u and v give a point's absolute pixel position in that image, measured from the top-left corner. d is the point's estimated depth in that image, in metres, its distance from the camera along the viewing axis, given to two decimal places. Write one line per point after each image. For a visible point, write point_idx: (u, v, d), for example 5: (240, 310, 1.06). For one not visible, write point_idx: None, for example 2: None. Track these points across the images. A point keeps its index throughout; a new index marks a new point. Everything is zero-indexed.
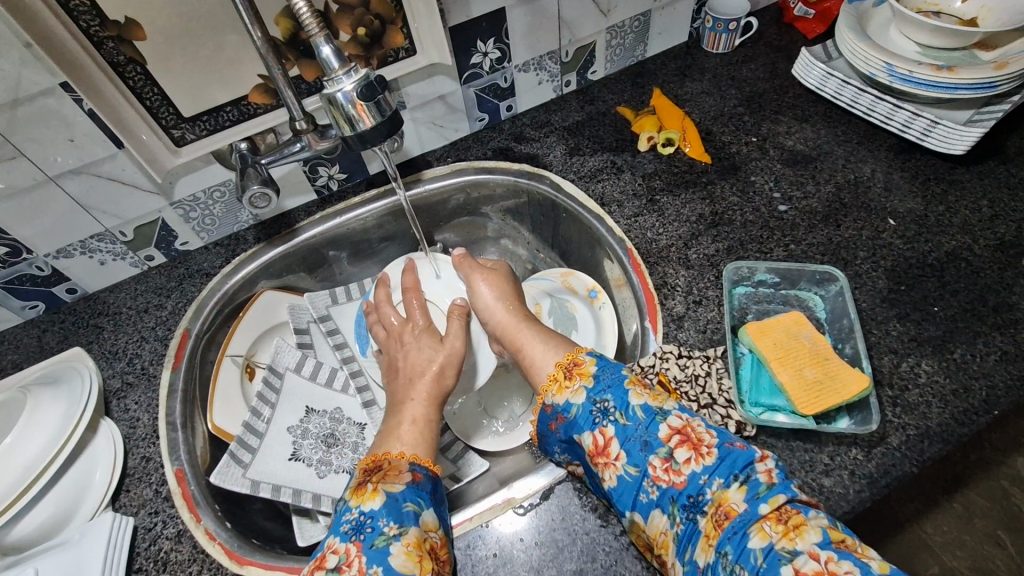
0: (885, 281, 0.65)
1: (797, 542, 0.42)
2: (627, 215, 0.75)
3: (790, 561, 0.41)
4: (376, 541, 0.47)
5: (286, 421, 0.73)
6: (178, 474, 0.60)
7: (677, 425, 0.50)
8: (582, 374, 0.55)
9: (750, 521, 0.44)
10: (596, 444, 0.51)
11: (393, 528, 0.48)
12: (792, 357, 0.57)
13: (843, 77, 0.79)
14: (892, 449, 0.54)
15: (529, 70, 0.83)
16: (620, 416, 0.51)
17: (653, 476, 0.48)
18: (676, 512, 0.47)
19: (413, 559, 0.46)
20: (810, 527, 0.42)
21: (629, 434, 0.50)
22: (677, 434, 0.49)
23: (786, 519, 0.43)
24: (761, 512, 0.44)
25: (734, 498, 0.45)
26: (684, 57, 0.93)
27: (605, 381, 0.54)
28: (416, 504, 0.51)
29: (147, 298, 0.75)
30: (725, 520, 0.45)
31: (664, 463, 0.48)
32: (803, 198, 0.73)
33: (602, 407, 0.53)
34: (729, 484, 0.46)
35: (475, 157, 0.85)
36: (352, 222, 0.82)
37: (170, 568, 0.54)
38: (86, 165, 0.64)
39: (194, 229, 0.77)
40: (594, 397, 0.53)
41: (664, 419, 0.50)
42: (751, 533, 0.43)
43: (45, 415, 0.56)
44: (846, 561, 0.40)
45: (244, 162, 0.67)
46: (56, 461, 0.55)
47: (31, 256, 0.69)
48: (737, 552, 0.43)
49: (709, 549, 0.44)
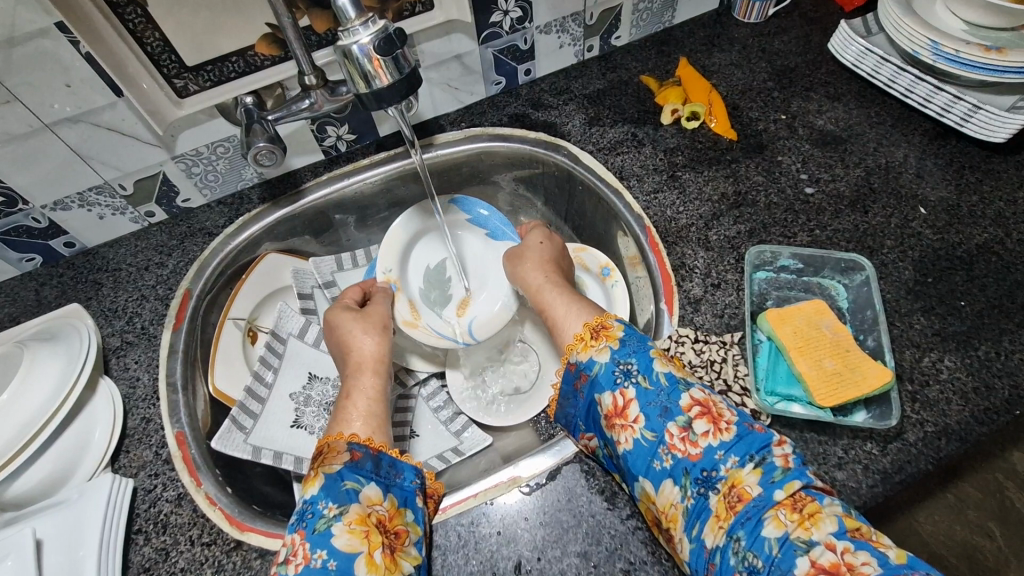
0: (911, 272, 0.63)
1: (813, 532, 0.40)
2: (646, 191, 0.72)
3: (806, 552, 0.40)
4: (317, 525, 0.45)
5: (289, 388, 0.72)
6: (179, 437, 0.59)
7: (699, 397, 0.48)
8: (609, 336, 0.52)
9: (764, 506, 0.42)
10: (615, 406, 0.49)
11: (333, 509, 0.46)
12: (812, 347, 0.56)
13: (882, 54, 0.74)
14: (908, 445, 0.53)
15: (550, 32, 0.79)
16: (642, 380, 0.49)
17: (669, 445, 0.46)
18: (688, 485, 0.45)
19: (358, 538, 0.45)
20: (826, 516, 0.41)
21: (650, 399, 0.48)
22: (698, 406, 0.47)
23: (801, 508, 0.42)
24: (775, 497, 0.42)
25: (748, 479, 0.44)
26: (713, 26, 0.88)
27: (631, 345, 0.51)
28: (356, 481, 0.48)
29: (148, 256, 0.73)
30: (738, 503, 0.43)
31: (682, 433, 0.46)
32: (830, 180, 0.70)
33: (625, 368, 0.50)
34: (744, 463, 0.44)
35: (490, 123, 0.81)
36: (359, 185, 0.79)
37: (170, 530, 0.53)
38: (83, 113, 0.61)
39: (197, 185, 0.74)
40: (618, 358, 0.51)
41: (686, 389, 0.48)
42: (765, 520, 0.42)
43: (45, 371, 0.55)
44: (863, 551, 0.39)
45: (250, 118, 0.64)
46: (56, 417, 0.54)
47: (28, 206, 0.66)
48: (750, 539, 0.41)
49: (718, 530, 0.43)
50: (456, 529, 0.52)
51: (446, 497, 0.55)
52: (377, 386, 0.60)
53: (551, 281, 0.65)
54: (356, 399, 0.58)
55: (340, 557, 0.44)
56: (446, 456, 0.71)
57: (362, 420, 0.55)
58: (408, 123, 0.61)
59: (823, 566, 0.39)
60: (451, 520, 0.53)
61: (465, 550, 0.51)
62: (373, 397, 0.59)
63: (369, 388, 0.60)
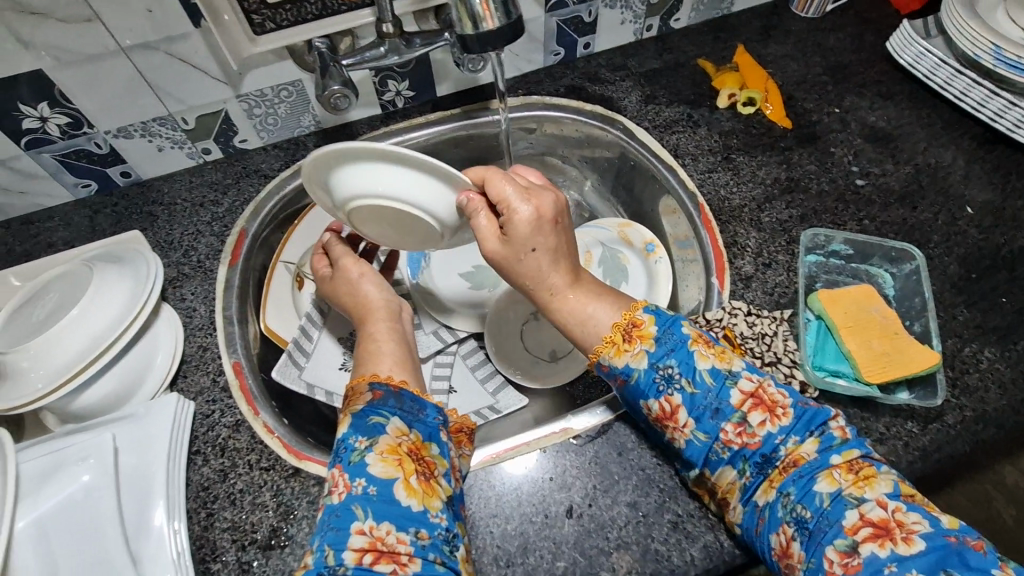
0: (956, 267, 0.65)
1: (866, 491, 0.43)
2: (700, 170, 0.73)
3: (856, 506, 0.42)
4: (351, 458, 0.47)
5: (338, 332, 0.71)
6: (236, 367, 0.60)
7: (749, 389, 0.48)
8: (643, 337, 0.51)
9: (818, 468, 0.45)
10: (663, 411, 0.50)
11: (364, 442, 0.48)
12: (861, 328, 0.57)
13: (941, 56, 0.76)
14: (947, 427, 0.55)
15: (615, 7, 0.80)
16: (686, 384, 0.49)
17: (724, 440, 0.48)
18: (746, 467, 0.47)
19: (391, 465, 0.46)
20: (880, 479, 0.44)
21: (697, 403, 0.49)
22: (750, 398, 0.48)
23: (857, 470, 0.44)
24: (831, 461, 0.45)
25: (807, 449, 0.46)
26: (770, 17, 0.89)
27: (667, 344, 0.51)
28: (382, 415, 0.50)
29: (203, 193, 0.74)
30: (795, 468, 0.46)
31: (737, 427, 0.48)
32: (880, 175, 0.72)
33: (666, 373, 0.50)
34: (803, 439, 0.46)
35: (546, 92, 0.82)
36: (413, 142, 0.80)
37: (228, 454, 0.55)
38: (160, 40, 0.61)
39: (256, 126, 0.74)
40: (658, 362, 0.50)
41: (734, 383, 0.49)
42: (818, 478, 0.44)
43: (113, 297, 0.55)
44: (914, 511, 0.41)
45: (323, 61, 0.64)
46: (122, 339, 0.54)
47: (91, 131, 0.67)
48: (801, 494, 0.44)
49: (770, 490, 0.46)
50: (509, 474, 0.54)
51: (500, 442, 0.56)
52: (393, 333, 0.62)
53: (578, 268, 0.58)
54: (373, 344, 0.60)
55: (378, 483, 0.46)
56: (483, 412, 0.73)
57: (387, 359, 0.57)
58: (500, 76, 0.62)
59: (872, 519, 0.41)
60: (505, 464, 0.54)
61: (518, 493, 0.53)
62: (391, 339, 0.61)
63: (382, 333, 0.61)
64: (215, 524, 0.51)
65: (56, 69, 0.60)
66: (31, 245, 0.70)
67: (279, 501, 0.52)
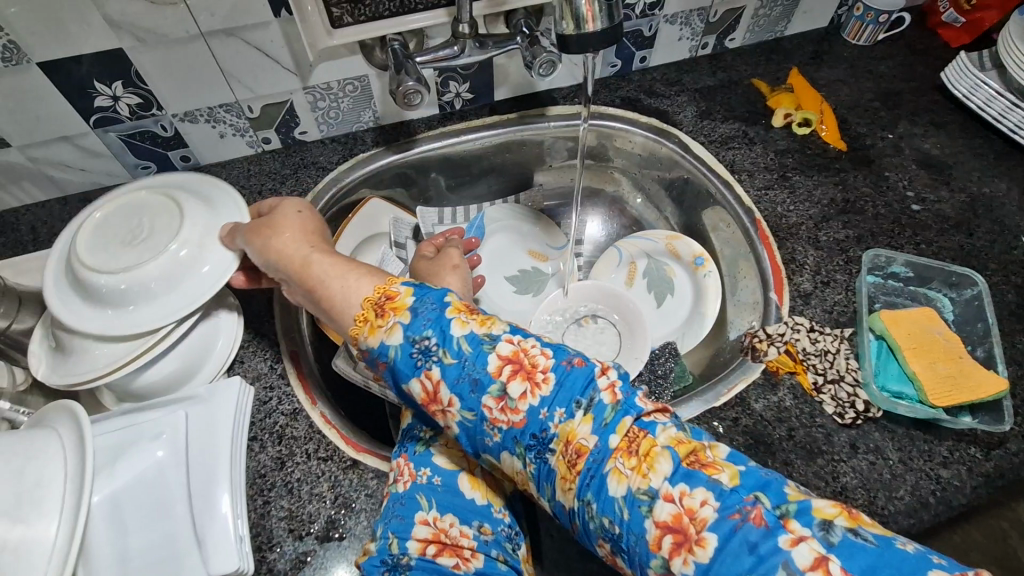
0: (1014, 296, 0.65)
1: (651, 479, 0.38)
2: (757, 186, 0.74)
3: (648, 507, 0.38)
4: (416, 448, 0.50)
5: None
6: (293, 353, 0.60)
7: (507, 352, 0.42)
8: (396, 308, 0.44)
9: (602, 459, 0.39)
10: (426, 392, 0.42)
11: (428, 432, 0.51)
12: (925, 350, 0.57)
13: (996, 89, 0.77)
14: (1011, 454, 0.55)
15: (675, 23, 0.82)
16: (443, 356, 0.42)
17: (490, 420, 0.41)
18: (523, 454, 0.41)
19: (456, 456, 0.50)
20: (659, 453, 0.39)
21: (457, 376, 0.41)
22: (508, 364, 0.41)
23: (636, 450, 0.40)
24: (611, 444, 0.40)
25: (580, 431, 0.40)
26: (822, 42, 0.91)
27: (424, 315, 0.43)
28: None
29: (261, 181, 0.74)
30: (577, 460, 0.40)
31: (499, 403, 0.41)
32: (935, 201, 0.73)
33: (424, 346, 0.42)
34: (571, 414, 0.40)
35: (602, 102, 0.83)
36: (467, 146, 0.81)
37: (286, 442, 0.54)
38: (240, 27, 0.62)
39: (317, 119, 0.75)
40: (411, 335, 0.42)
41: (493, 347, 0.42)
42: (607, 477, 0.39)
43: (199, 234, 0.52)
44: (699, 491, 0.37)
45: (397, 57, 0.65)
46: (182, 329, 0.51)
47: (160, 113, 0.67)
48: (599, 502, 0.39)
49: (569, 494, 0.40)
50: None
51: None
52: None
53: None
54: None
55: (442, 473, 0.49)
56: None
57: None
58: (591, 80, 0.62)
59: (665, 522, 0.37)
60: None
61: None
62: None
63: None
64: (272, 512, 0.50)
65: (136, 49, 0.60)
66: None
67: (337, 492, 0.52)
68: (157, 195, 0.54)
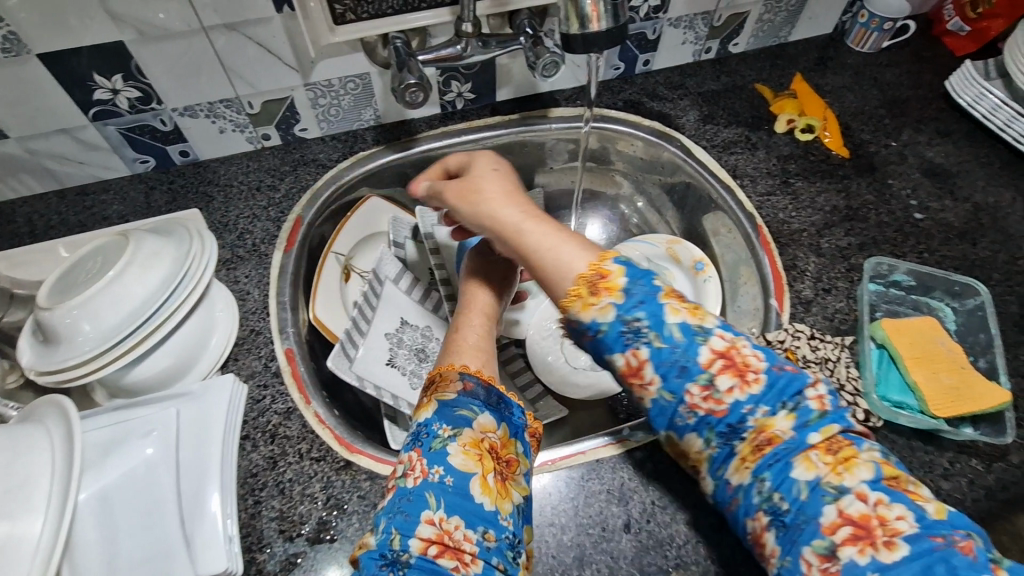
0: (1018, 306, 0.64)
1: (845, 478, 0.38)
2: (759, 191, 0.74)
3: (835, 499, 0.37)
4: (432, 444, 0.47)
5: (384, 327, 0.70)
6: (288, 353, 0.59)
7: (721, 347, 0.42)
8: (610, 288, 0.43)
9: (794, 450, 0.39)
10: (629, 366, 0.42)
11: (448, 430, 0.47)
12: (928, 360, 0.56)
13: (1001, 98, 0.76)
14: (1015, 467, 0.54)
15: (679, 27, 0.82)
16: (655, 338, 0.42)
17: (690, 404, 0.41)
18: (711, 437, 0.41)
19: (472, 459, 0.46)
20: (861, 463, 0.38)
21: (664, 358, 0.41)
22: (720, 359, 0.41)
23: (835, 450, 0.39)
24: (809, 441, 0.39)
25: (780, 425, 0.40)
26: (827, 49, 0.91)
27: (637, 295, 0.42)
28: (471, 409, 0.49)
29: (260, 177, 0.73)
30: (766, 446, 0.40)
31: (704, 391, 0.41)
32: (939, 210, 0.72)
33: (634, 326, 0.42)
34: (775, 411, 0.40)
35: (604, 105, 0.83)
36: (467, 146, 0.80)
37: (278, 441, 0.53)
38: (241, 23, 0.62)
39: (318, 116, 0.75)
40: (626, 313, 0.42)
41: (706, 339, 0.41)
42: (795, 463, 0.39)
43: (153, 248, 0.54)
44: (897, 504, 0.37)
45: (399, 54, 0.65)
46: (162, 327, 0.52)
47: (159, 107, 0.67)
48: (777, 481, 0.39)
49: (744, 472, 0.40)
50: (566, 482, 0.53)
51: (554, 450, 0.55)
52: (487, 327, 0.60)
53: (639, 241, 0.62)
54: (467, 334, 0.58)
55: (455, 474, 0.45)
56: None
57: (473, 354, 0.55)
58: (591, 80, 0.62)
59: (851, 516, 0.37)
60: (561, 472, 0.53)
61: (574, 503, 0.52)
62: (484, 334, 0.59)
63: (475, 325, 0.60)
64: (262, 512, 0.49)
65: (138, 42, 0.60)
66: (85, 215, 0.69)
67: (329, 494, 0.51)
68: (92, 245, 0.55)
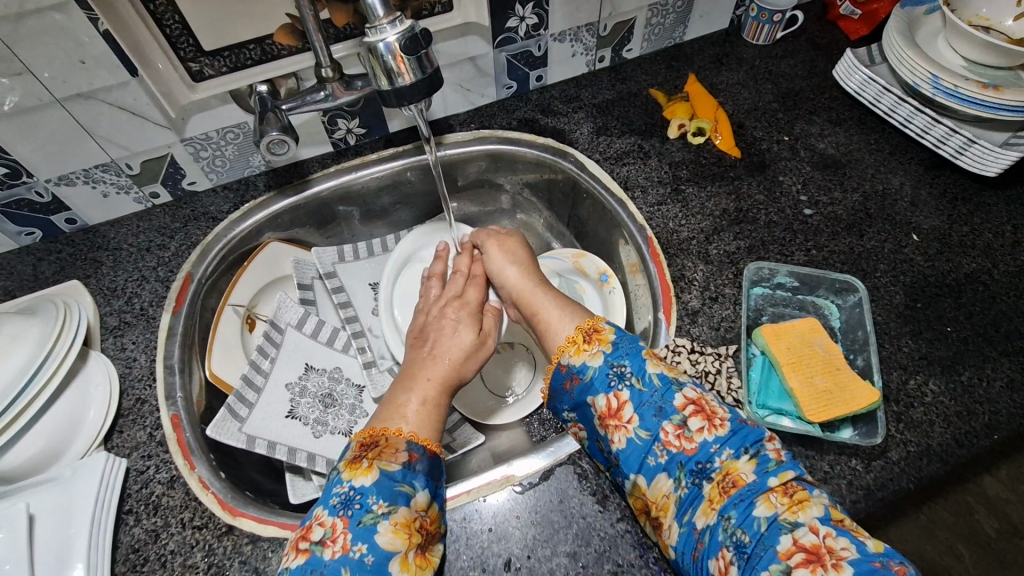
0: (902, 296, 0.65)
1: (799, 515, 0.43)
2: (650, 202, 0.74)
3: (790, 531, 0.42)
4: (363, 519, 0.45)
5: (285, 378, 0.72)
6: (174, 420, 0.59)
7: (692, 396, 0.51)
8: (601, 339, 0.55)
9: (757, 491, 0.45)
10: (609, 407, 0.52)
11: (383, 506, 0.46)
12: (805, 364, 0.57)
13: (884, 84, 0.77)
14: (892, 464, 0.55)
15: (564, 41, 0.80)
16: (636, 382, 0.52)
17: (664, 442, 0.49)
18: (682, 477, 0.48)
19: (400, 538, 0.45)
20: (812, 503, 0.44)
21: (644, 400, 0.51)
22: (692, 404, 0.50)
23: (791, 493, 0.44)
24: (769, 484, 0.45)
25: (743, 468, 0.46)
26: (722, 44, 0.90)
27: (623, 348, 0.54)
28: (411, 484, 0.48)
29: (149, 237, 0.73)
30: (732, 488, 0.46)
31: (677, 430, 0.49)
32: (829, 203, 0.72)
33: (619, 371, 0.53)
34: (739, 455, 0.47)
35: (499, 126, 0.82)
36: (366, 178, 0.78)
37: (161, 512, 0.53)
38: (95, 90, 0.60)
39: (203, 168, 0.73)
40: (612, 361, 0.53)
41: (680, 389, 0.51)
42: (757, 502, 0.44)
43: (13, 330, 0.54)
44: (843, 538, 0.42)
45: (263, 106, 0.64)
46: (32, 405, 0.52)
47: (31, 180, 0.65)
48: (740, 518, 0.44)
49: (711, 512, 0.46)
50: (448, 525, 0.53)
51: None
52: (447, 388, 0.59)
53: (543, 285, 0.66)
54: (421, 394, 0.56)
55: (378, 552, 0.44)
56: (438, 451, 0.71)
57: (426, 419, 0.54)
58: (423, 121, 0.62)
59: (805, 545, 0.41)
60: (443, 515, 0.54)
61: (457, 545, 0.52)
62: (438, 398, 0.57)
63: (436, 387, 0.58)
64: None
65: None
66: None
67: (210, 562, 0.51)
68: None
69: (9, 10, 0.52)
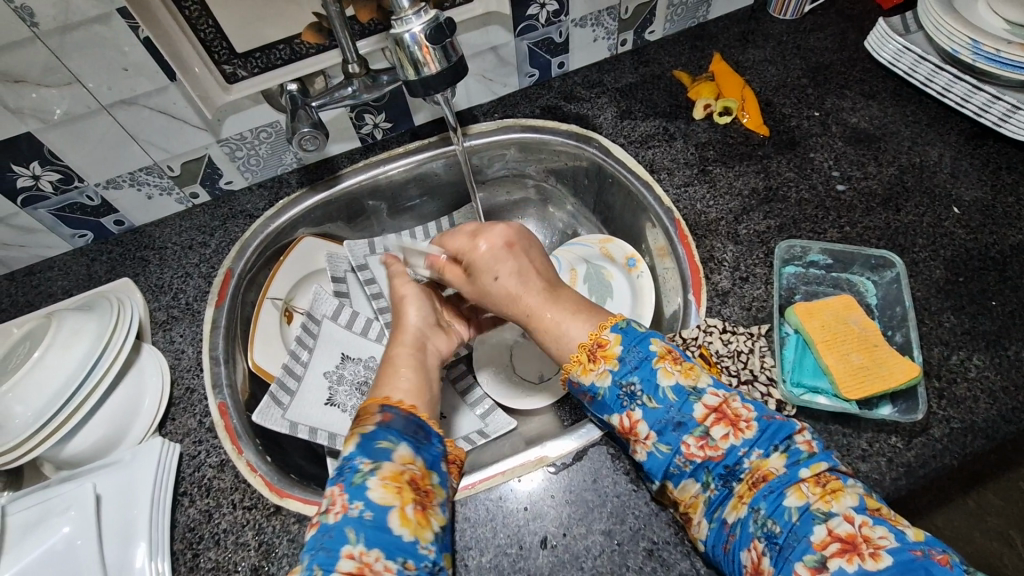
0: (942, 271, 0.63)
1: (833, 505, 0.43)
2: (676, 184, 0.73)
3: (824, 521, 0.42)
4: (353, 479, 0.48)
5: (323, 366, 0.74)
6: (221, 408, 0.62)
7: (714, 403, 0.49)
8: (607, 356, 0.52)
9: (787, 482, 0.45)
10: (624, 426, 0.51)
11: (369, 463, 0.49)
12: (840, 341, 0.57)
13: (920, 53, 0.74)
14: (933, 440, 0.53)
15: (585, 26, 0.80)
16: (649, 401, 0.50)
17: (687, 454, 0.48)
18: (710, 479, 0.48)
19: (390, 492, 0.48)
20: (847, 493, 0.44)
21: (660, 418, 0.49)
22: (713, 413, 0.48)
23: (824, 484, 0.44)
24: (800, 475, 0.45)
25: (773, 463, 0.46)
26: (748, 21, 0.88)
27: (631, 361, 0.51)
28: (388, 441, 0.51)
29: (191, 236, 0.76)
30: (761, 482, 0.46)
31: (701, 441, 0.48)
32: (863, 178, 0.70)
33: (630, 390, 0.51)
34: (768, 453, 0.47)
35: (522, 115, 0.82)
36: (394, 171, 0.80)
37: (213, 494, 0.57)
38: (137, 97, 0.63)
39: (239, 168, 0.76)
40: (621, 380, 0.51)
41: (698, 399, 0.49)
42: (787, 493, 0.44)
43: (73, 325, 0.58)
44: (880, 526, 0.42)
45: (294, 104, 0.66)
46: (99, 387, 0.57)
47: (82, 184, 0.69)
48: (770, 508, 0.44)
49: (741, 506, 0.46)
50: (484, 504, 0.54)
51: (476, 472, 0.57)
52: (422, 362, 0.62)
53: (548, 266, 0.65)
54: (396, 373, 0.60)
55: (374, 508, 0.47)
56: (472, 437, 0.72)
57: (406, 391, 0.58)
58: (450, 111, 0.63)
59: (840, 535, 0.41)
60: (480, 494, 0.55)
61: (493, 524, 0.53)
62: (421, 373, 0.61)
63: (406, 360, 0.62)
64: (200, 564, 0.53)
65: (43, 130, 0.62)
66: (33, 295, 0.73)
67: (261, 540, 0.54)
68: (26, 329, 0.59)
69: (57, 22, 0.55)
